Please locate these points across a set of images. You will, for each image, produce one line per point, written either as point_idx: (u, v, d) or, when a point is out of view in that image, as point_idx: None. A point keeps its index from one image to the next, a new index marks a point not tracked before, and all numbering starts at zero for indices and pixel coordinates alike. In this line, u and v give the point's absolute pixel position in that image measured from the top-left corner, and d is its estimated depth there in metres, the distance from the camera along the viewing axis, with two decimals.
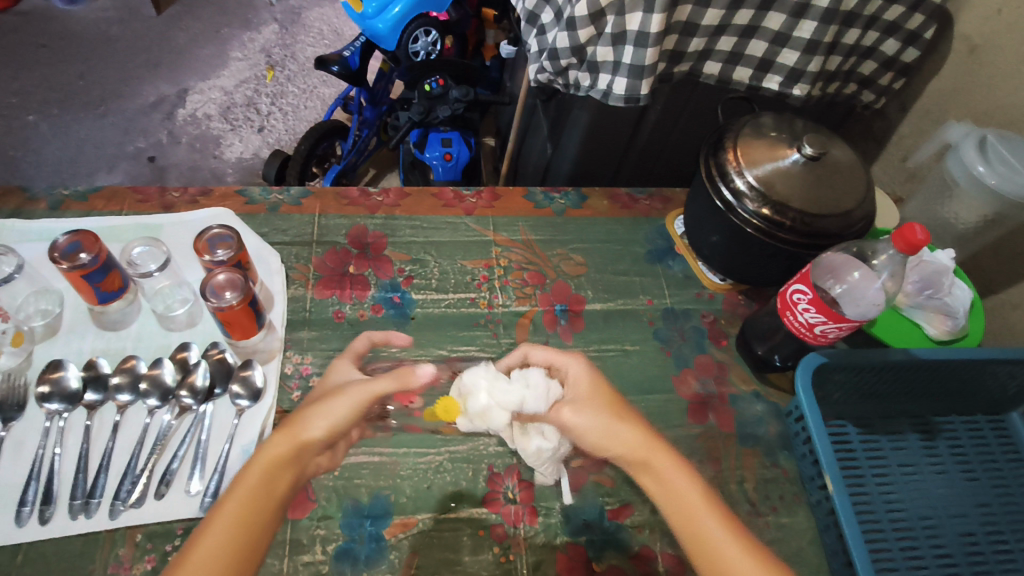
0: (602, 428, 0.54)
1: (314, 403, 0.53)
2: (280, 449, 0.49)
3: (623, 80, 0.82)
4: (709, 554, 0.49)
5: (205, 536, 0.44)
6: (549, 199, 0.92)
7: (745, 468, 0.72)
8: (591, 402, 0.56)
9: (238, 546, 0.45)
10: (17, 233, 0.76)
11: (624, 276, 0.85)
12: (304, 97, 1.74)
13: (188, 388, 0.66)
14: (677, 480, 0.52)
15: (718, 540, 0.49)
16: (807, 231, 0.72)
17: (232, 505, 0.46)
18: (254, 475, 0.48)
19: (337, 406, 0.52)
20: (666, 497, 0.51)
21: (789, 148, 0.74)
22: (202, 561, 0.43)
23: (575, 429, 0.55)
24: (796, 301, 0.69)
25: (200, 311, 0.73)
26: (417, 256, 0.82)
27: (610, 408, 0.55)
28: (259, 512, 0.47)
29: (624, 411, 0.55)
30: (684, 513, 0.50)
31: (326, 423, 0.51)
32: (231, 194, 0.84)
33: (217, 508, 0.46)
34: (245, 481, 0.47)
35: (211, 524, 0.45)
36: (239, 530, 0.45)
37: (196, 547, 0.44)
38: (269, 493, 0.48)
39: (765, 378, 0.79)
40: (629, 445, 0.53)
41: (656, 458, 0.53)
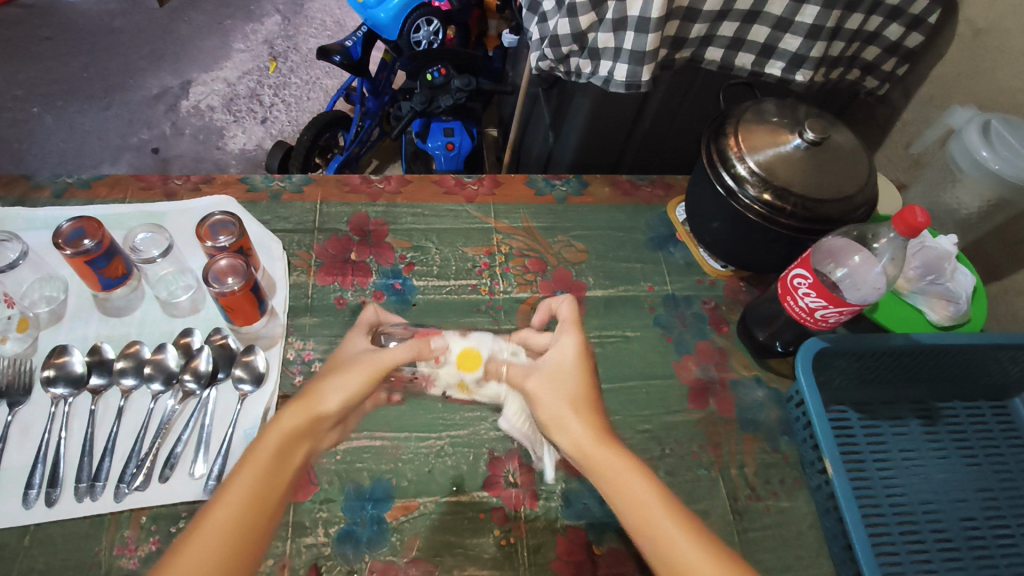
0: (556, 410, 0.55)
1: (328, 375, 0.54)
2: (295, 421, 0.51)
3: (624, 66, 0.82)
4: (656, 541, 0.48)
5: (221, 504, 0.45)
6: (551, 186, 0.92)
7: (746, 453, 0.72)
8: (565, 376, 0.57)
9: (252, 514, 0.45)
10: (21, 220, 0.76)
11: (626, 263, 0.85)
12: (307, 88, 1.74)
13: (191, 372, 0.66)
14: (624, 470, 0.51)
15: (663, 524, 0.48)
16: (808, 217, 0.72)
17: (249, 473, 0.47)
18: (273, 444, 0.49)
19: (351, 379, 0.53)
20: (611, 489, 0.51)
21: (790, 132, 0.74)
22: (219, 526, 0.44)
23: (537, 396, 0.56)
24: (796, 286, 0.69)
25: (203, 297, 0.73)
26: (418, 244, 0.82)
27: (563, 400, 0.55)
28: (275, 482, 0.48)
29: (579, 401, 0.55)
30: (625, 503, 0.50)
31: (342, 396, 0.53)
32: (233, 181, 0.85)
33: (235, 473, 0.47)
34: (259, 452, 0.48)
35: (232, 488, 0.46)
36: (255, 499, 0.46)
37: (212, 514, 0.44)
38: (283, 464, 0.49)
39: (766, 363, 0.79)
40: (577, 438, 0.53)
41: (603, 449, 0.52)
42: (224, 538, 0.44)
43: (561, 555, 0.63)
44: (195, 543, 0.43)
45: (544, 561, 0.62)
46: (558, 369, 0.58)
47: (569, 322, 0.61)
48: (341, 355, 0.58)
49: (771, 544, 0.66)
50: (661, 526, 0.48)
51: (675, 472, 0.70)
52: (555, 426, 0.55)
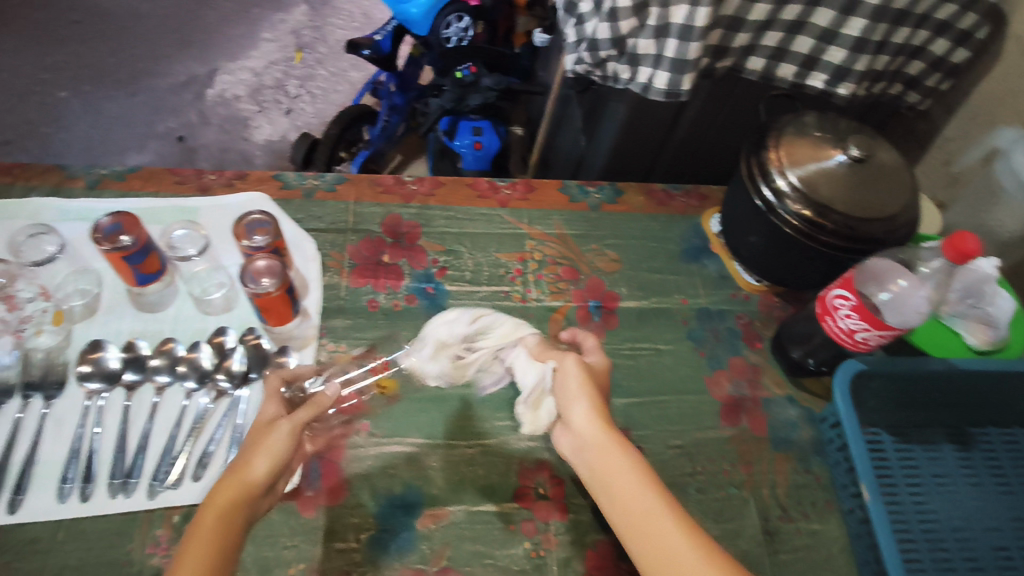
0: (571, 398, 0.56)
1: (249, 446, 0.51)
2: (207, 525, 0.46)
3: (665, 74, 0.81)
4: (647, 533, 0.47)
5: (189, 549, 0.44)
6: (584, 192, 0.89)
7: (778, 472, 0.71)
8: (596, 373, 0.60)
9: (214, 567, 0.44)
10: (56, 212, 0.75)
11: (659, 274, 0.84)
12: (333, 81, 1.74)
13: (225, 372, 0.67)
14: (629, 464, 0.50)
15: (669, 532, 0.46)
16: (849, 235, 0.72)
17: (189, 563, 0.43)
18: (207, 527, 0.46)
19: (275, 443, 0.51)
20: (619, 482, 0.50)
21: (833, 148, 0.74)
22: None
23: (567, 374, 0.58)
24: (836, 307, 0.67)
25: (236, 295, 0.72)
26: (452, 247, 0.81)
27: (578, 380, 0.57)
28: (219, 547, 0.45)
29: (596, 393, 0.56)
30: (631, 500, 0.48)
31: (271, 458, 0.51)
32: (267, 177, 0.83)
33: (178, 556, 0.44)
34: (203, 526, 0.46)
35: (178, 569, 0.43)
36: (213, 545, 0.45)
37: None
38: (226, 526, 0.46)
39: (799, 382, 0.78)
40: (588, 425, 0.54)
41: (612, 445, 0.52)
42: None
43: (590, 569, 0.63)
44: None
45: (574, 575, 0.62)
46: (593, 369, 0.60)
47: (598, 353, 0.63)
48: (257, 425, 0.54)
49: (801, 566, 0.66)
50: (666, 533, 0.46)
51: (706, 490, 0.69)
52: (571, 409, 0.56)
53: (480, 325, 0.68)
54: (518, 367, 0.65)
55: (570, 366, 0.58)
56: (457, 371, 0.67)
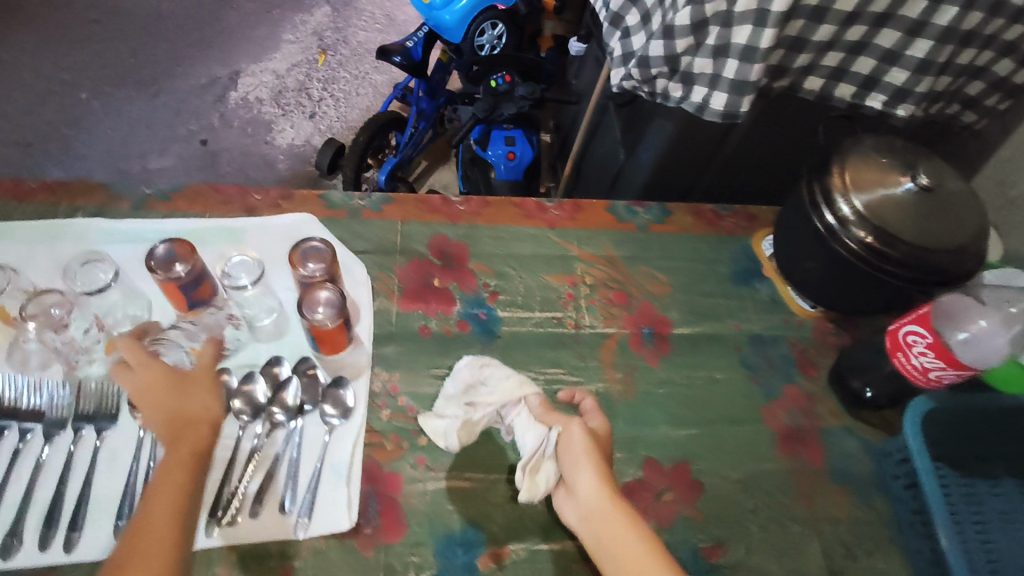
0: (574, 467, 0.59)
1: (177, 404, 0.57)
2: (172, 479, 0.53)
3: (723, 95, 0.79)
4: None
5: (160, 499, 0.52)
6: (632, 213, 0.87)
7: (839, 508, 0.70)
8: (601, 437, 0.62)
9: (184, 514, 0.52)
10: (101, 233, 0.73)
11: (711, 299, 0.82)
12: (356, 83, 1.72)
13: (279, 405, 0.65)
14: (632, 533, 0.54)
15: None
16: (918, 265, 0.70)
17: (162, 511, 0.51)
18: (173, 480, 0.53)
19: (208, 401, 0.58)
20: (620, 550, 0.54)
21: (901, 174, 0.72)
22: (161, 529, 0.50)
23: (571, 442, 0.60)
24: (909, 343, 0.66)
25: (288, 319, 0.71)
26: (501, 270, 0.79)
27: (583, 449, 0.59)
28: (187, 497, 0.53)
29: (601, 460, 0.59)
30: (632, 568, 0.52)
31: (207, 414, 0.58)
32: (312, 197, 0.81)
33: (149, 505, 0.52)
34: (173, 479, 0.53)
35: (153, 517, 0.51)
36: (182, 497, 0.53)
37: (147, 534, 0.50)
38: (193, 479, 0.54)
39: (858, 414, 0.76)
40: (594, 493, 0.57)
41: (617, 515, 0.55)
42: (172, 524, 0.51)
43: None
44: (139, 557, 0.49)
45: None
46: (597, 433, 0.62)
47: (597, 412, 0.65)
48: (155, 383, 0.57)
49: None
50: None
51: (768, 526, 0.68)
52: (574, 478, 0.58)
53: (481, 375, 0.69)
54: (518, 427, 0.65)
55: (576, 432, 0.60)
56: (466, 430, 0.66)
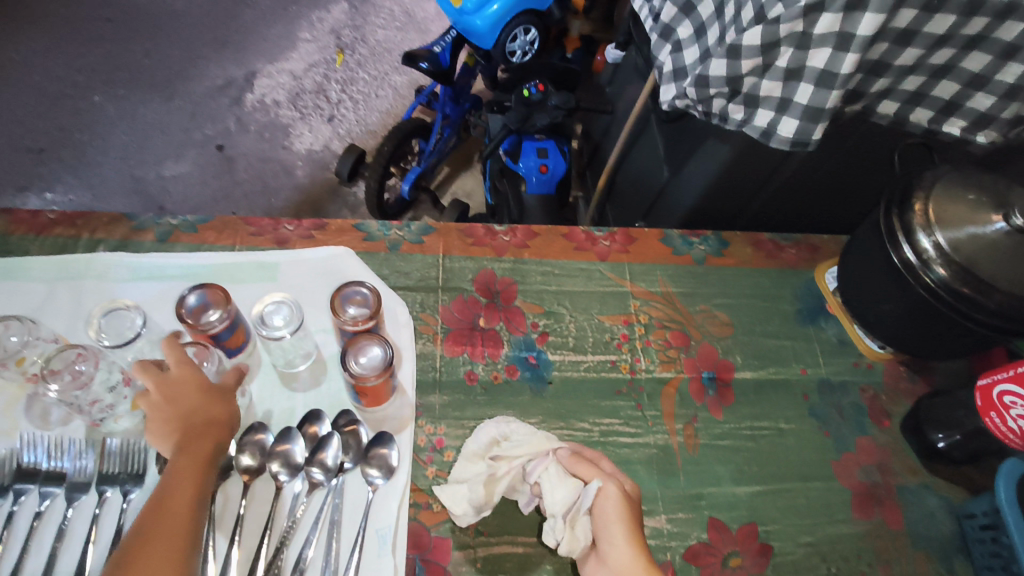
0: (608, 534, 0.53)
1: (197, 410, 0.53)
2: (186, 485, 0.49)
3: (793, 121, 0.73)
4: None
5: (171, 506, 0.48)
6: (688, 243, 0.82)
7: (919, 574, 0.65)
8: (632, 500, 0.56)
9: (191, 522, 0.48)
10: (125, 270, 0.68)
11: (775, 340, 0.76)
12: (376, 85, 1.66)
13: (319, 464, 0.59)
14: None
15: None
16: (1010, 313, 0.64)
17: (175, 518, 0.47)
18: (187, 488, 0.49)
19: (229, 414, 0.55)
20: None
21: (993, 213, 0.65)
22: (171, 537, 0.46)
23: (606, 505, 0.54)
24: (1005, 404, 0.60)
25: (325, 366, 0.66)
26: (551, 309, 0.74)
27: (621, 518, 0.53)
28: (196, 508, 0.49)
29: (636, 528, 0.53)
30: None
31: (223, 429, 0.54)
32: (348, 227, 0.76)
33: (158, 512, 0.47)
34: (184, 485, 0.49)
35: (163, 527, 0.47)
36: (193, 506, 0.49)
37: (155, 542, 0.46)
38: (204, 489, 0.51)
39: (935, 468, 0.71)
40: (627, 566, 0.51)
41: None
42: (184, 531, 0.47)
43: None
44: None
45: None
46: (629, 494, 0.56)
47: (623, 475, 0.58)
48: (181, 384, 0.54)
49: None
50: None
51: None
52: (609, 546, 0.53)
53: (505, 430, 0.63)
54: (546, 482, 0.57)
55: (612, 495, 0.54)
56: (490, 485, 0.59)
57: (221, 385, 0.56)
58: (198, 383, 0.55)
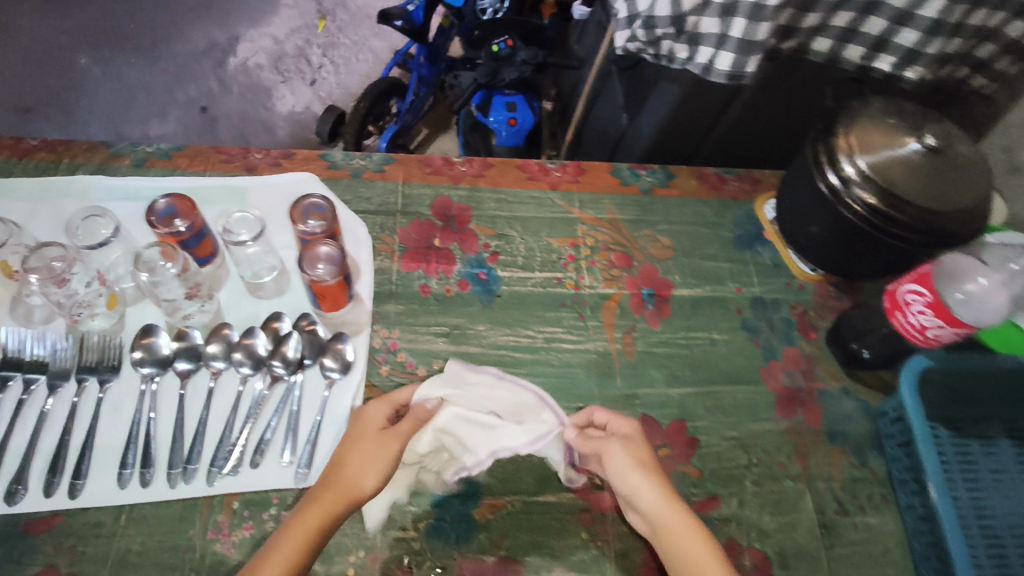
0: (629, 479, 0.59)
1: (355, 452, 0.58)
2: (307, 524, 0.54)
3: (728, 55, 0.78)
4: None
5: (282, 546, 0.53)
6: (636, 175, 0.87)
7: (833, 466, 0.71)
8: (639, 441, 0.62)
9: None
10: (102, 190, 0.73)
11: (713, 262, 0.82)
12: (356, 50, 1.70)
13: (280, 358, 0.65)
14: (701, 544, 0.56)
15: None
16: (923, 228, 0.69)
17: (281, 555, 0.52)
18: (307, 531, 0.54)
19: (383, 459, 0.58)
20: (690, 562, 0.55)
21: (908, 136, 0.70)
22: None
23: (613, 453, 0.60)
24: (908, 302, 0.65)
25: (288, 278, 0.71)
26: (502, 232, 0.79)
27: (630, 460, 0.60)
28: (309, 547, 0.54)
29: (653, 469, 0.60)
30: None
31: (377, 475, 0.57)
32: (313, 157, 0.80)
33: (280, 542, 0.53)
34: (306, 522, 0.54)
35: (284, 543, 0.53)
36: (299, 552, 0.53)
37: (280, 547, 0.53)
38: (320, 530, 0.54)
39: (855, 374, 0.76)
40: (648, 500, 0.58)
41: (685, 526, 0.56)
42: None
43: (648, 560, 0.64)
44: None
45: (631, 566, 0.63)
46: (632, 437, 0.62)
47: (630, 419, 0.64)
48: (361, 430, 0.60)
49: (858, 560, 0.66)
50: None
51: (762, 482, 0.69)
52: (631, 488, 0.59)
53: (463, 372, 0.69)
54: (478, 428, 0.65)
55: (617, 446, 0.60)
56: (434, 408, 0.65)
57: (394, 431, 0.60)
58: (373, 428, 0.61)
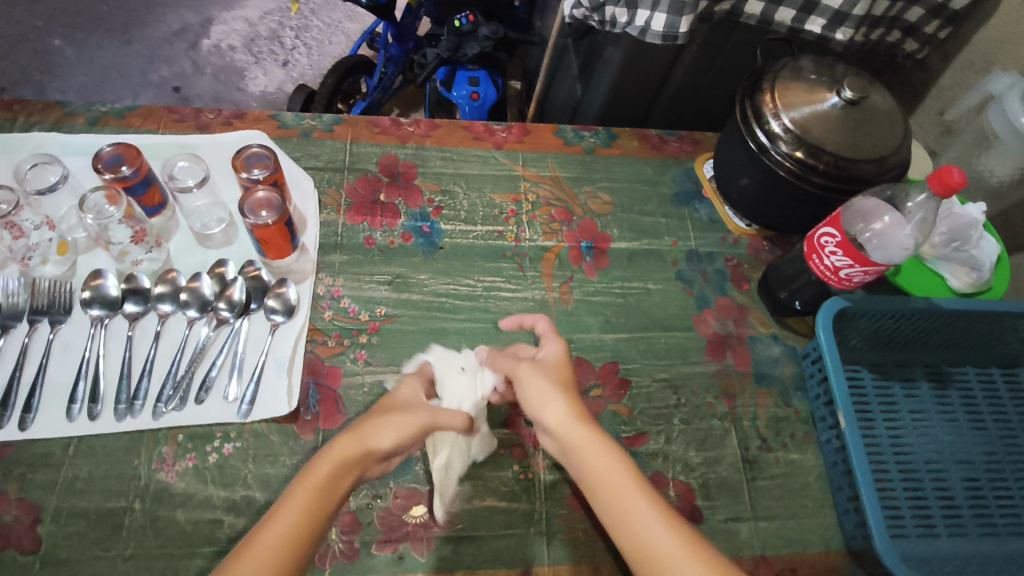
0: (542, 396, 0.56)
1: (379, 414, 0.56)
2: (315, 474, 0.49)
3: (662, 16, 0.81)
4: (634, 533, 0.48)
5: (295, 492, 0.48)
6: (579, 136, 0.90)
7: (759, 405, 0.74)
8: (552, 364, 0.60)
9: (294, 540, 0.45)
10: (56, 146, 0.76)
11: (650, 217, 0.85)
12: (329, 32, 1.72)
13: (226, 301, 0.68)
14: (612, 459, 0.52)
15: (658, 534, 0.48)
16: (840, 176, 0.72)
17: (292, 505, 0.47)
18: (315, 481, 0.49)
19: (403, 419, 0.55)
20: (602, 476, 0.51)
21: (828, 91, 0.73)
22: (273, 539, 0.45)
23: (526, 377, 0.59)
24: (823, 245, 0.69)
25: (236, 229, 0.74)
26: (446, 187, 0.82)
27: (548, 382, 0.57)
28: (319, 504, 0.48)
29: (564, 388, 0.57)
30: (618, 502, 0.50)
31: (394, 433, 0.54)
32: (264, 117, 0.84)
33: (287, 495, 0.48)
34: (316, 470, 0.49)
35: (298, 489, 0.48)
36: (314, 501, 0.48)
37: (293, 494, 0.48)
38: (331, 486, 0.49)
39: (783, 321, 0.80)
40: (558, 421, 0.55)
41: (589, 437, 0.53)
42: (287, 530, 0.46)
43: (575, 491, 0.67)
44: (253, 549, 0.44)
45: (560, 496, 0.66)
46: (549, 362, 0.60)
47: (552, 332, 0.64)
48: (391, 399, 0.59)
49: (778, 492, 0.70)
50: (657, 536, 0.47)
51: (689, 420, 0.72)
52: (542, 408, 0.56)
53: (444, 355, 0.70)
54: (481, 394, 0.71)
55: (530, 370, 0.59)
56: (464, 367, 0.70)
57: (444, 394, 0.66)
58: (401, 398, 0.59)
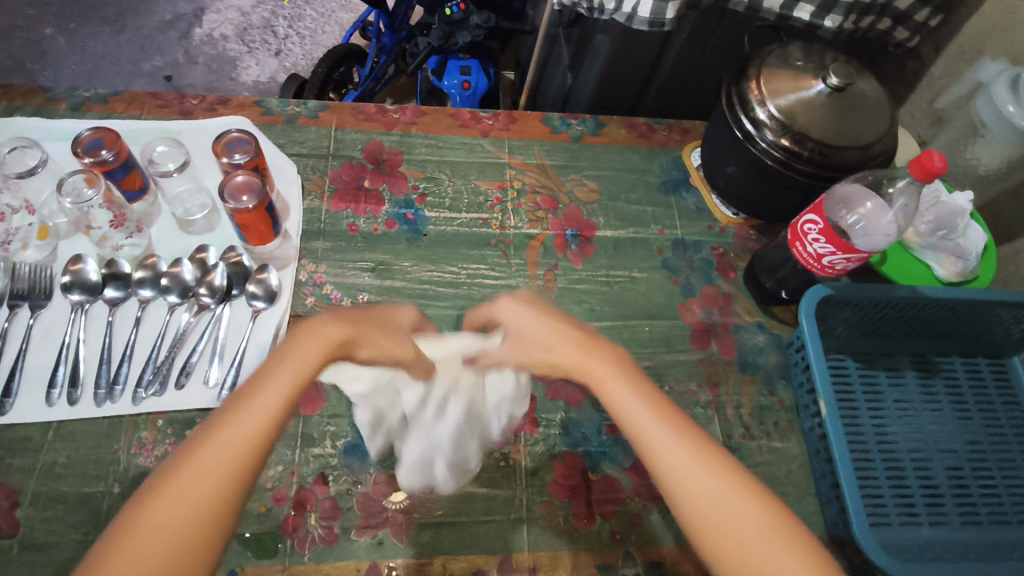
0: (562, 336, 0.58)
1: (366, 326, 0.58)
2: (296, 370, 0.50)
3: (648, 3, 0.80)
4: (659, 454, 0.48)
5: (271, 383, 0.48)
6: (567, 124, 0.90)
7: (743, 394, 0.74)
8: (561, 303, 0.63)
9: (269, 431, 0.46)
10: (39, 131, 0.75)
11: (637, 205, 0.85)
12: (322, 21, 1.71)
13: (207, 286, 0.68)
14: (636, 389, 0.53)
15: (683, 454, 0.47)
16: (825, 163, 0.71)
17: (271, 394, 0.48)
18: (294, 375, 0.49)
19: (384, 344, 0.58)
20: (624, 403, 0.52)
21: (813, 78, 0.72)
22: (249, 427, 0.45)
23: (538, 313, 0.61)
24: (806, 232, 0.69)
25: (220, 216, 0.74)
26: (431, 175, 0.82)
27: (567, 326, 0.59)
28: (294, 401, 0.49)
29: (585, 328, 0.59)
30: (642, 426, 0.50)
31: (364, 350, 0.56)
32: (249, 104, 0.83)
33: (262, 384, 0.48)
34: (295, 368, 0.50)
35: (277, 377, 0.49)
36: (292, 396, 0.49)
37: (268, 386, 0.48)
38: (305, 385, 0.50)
39: (769, 311, 0.80)
40: (588, 361, 0.56)
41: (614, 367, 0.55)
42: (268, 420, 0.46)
43: (557, 478, 0.67)
44: (226, 436, 0.44)
45: (541, 483, 0.66)
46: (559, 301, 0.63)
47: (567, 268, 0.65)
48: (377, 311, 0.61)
49: (760, 480, 0.69)
50: (683, 457, 0.47)
51: None
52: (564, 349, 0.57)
53: None
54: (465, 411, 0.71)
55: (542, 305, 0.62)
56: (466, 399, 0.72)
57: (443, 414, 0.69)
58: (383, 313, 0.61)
